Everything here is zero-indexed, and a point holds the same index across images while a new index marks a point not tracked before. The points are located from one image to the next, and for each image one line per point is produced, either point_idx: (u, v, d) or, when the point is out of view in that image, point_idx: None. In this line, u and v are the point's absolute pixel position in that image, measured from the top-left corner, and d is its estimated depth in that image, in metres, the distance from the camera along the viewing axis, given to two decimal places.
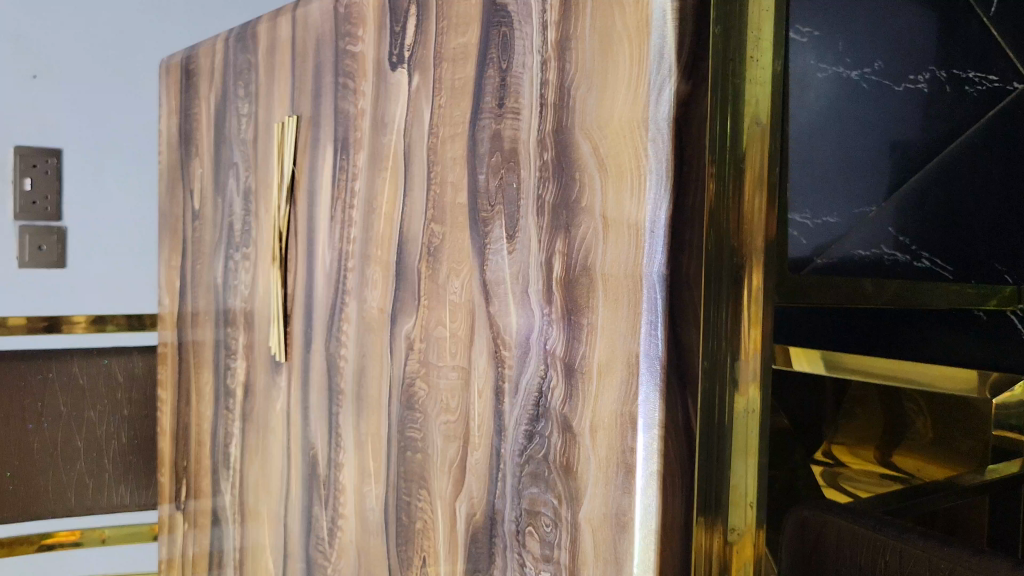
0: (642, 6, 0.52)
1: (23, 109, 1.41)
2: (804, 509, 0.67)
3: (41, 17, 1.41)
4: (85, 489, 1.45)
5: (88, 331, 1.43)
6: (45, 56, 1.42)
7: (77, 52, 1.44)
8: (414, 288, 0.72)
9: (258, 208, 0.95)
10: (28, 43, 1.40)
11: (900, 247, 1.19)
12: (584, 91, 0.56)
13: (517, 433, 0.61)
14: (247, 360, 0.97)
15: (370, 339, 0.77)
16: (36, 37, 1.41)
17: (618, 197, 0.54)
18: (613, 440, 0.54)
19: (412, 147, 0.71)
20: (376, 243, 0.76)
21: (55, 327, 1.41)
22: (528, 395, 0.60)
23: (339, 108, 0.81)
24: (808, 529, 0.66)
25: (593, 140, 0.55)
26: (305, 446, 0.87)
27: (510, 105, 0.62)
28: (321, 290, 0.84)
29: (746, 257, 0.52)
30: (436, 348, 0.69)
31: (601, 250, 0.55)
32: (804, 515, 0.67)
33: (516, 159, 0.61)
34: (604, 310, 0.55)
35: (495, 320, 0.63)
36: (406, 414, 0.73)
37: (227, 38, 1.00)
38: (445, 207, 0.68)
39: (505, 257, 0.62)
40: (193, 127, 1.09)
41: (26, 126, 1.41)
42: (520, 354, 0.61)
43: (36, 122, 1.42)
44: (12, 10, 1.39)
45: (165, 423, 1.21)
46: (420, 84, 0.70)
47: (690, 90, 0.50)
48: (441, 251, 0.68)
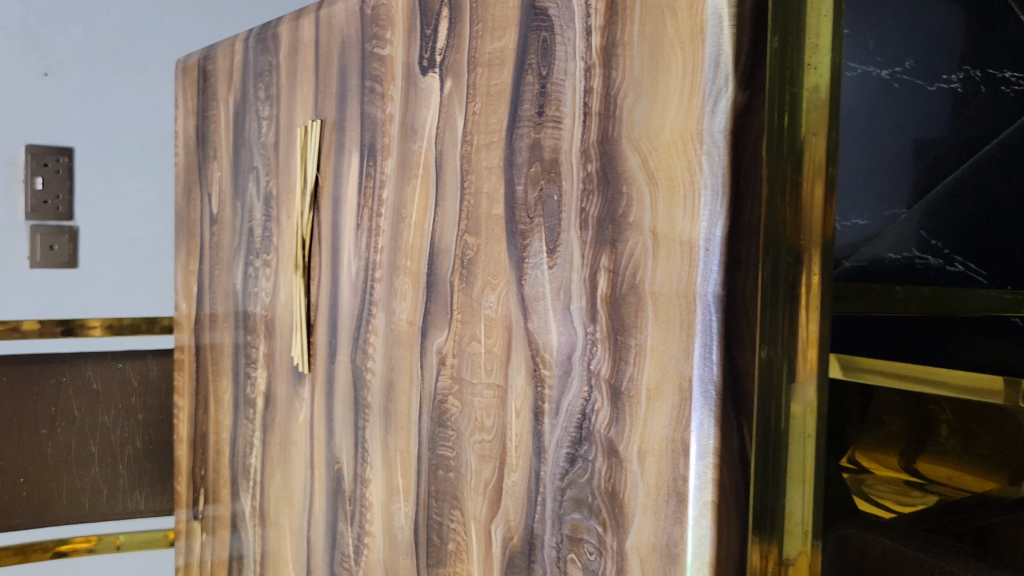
0: (695, 13, 0.50)
1: (34, 106, 1.39)
2: (846, 529, 0.62)
3: (51, 15, 1.39)
4: (98, 495, 1.41)
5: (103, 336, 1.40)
6: (56, 52, 1.39)
7: (90, 48, 1.42)
8: (446, 301, 0.69)
9: (279, 214, 0.92)
10: (38, 39, 1.38)
11: (931, 250, 1.12)
12: (632, 100, 0.53)
13: (558, 455, 0.59)
14: (269, 369, 0.95)
15: (398, 353, 0.75)
16: (47, 33, 1.39)
17: (670, 213, 0.51)
18: (663, 468, 0.52)
19: (445, 156, 0.69)
20: (405, 253, 0.74)
21: (72, 330, 1.38)
22: (570, 417, 0.58)
23: (365, 112, 0.78)
24: (851, 547, 0.62)
25: (643, 151, 0.53)
26: (330, 459, 0.85)
27: (551, 112, 0.59)
28: (346, 301, 0.81)
29: (804, 268, 0.48)
30: (470, 363, 0.67)
31: (651, 268, 0.52)
32: (846, 533, 0.62)
33: (558, 170, 0.59)
34: (654, 331, 0.52)
35: (534, 336, 0.61)
36: (437, 430, 0.70)
37: (247, 39, 0.97)
38: (480, 218, 0.65)
39: (546, 270, 0.60)
40: (211, 129, 1.07)
41: (36, 125, 1.39)
42: (562, 373, 0.58)
43: (47, 119, 1.40)
44: (21, 7, 1.37)
45: (182, 431, 1.18)
46: (453, 89, 0.68)
47: (748, 99, 0.48)
48: (475, 263, 0.66)
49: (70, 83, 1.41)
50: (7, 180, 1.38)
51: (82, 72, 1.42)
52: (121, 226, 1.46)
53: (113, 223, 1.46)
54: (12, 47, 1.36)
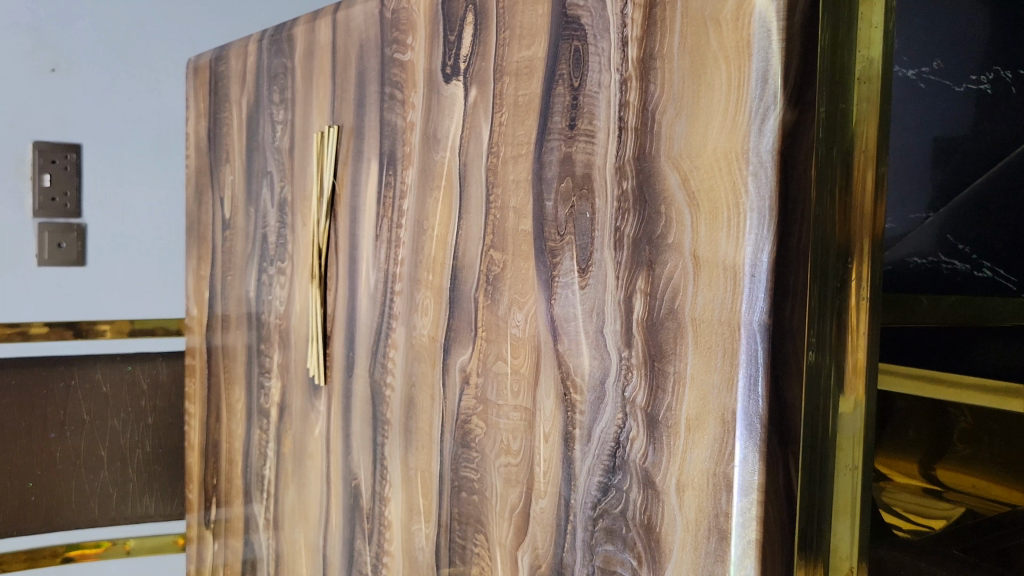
0: (741, 25, 0.47)
1: (42, 102, 1.36)
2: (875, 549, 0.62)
3: (58, 10, 1.37)
4: (108, 499, 1.39)
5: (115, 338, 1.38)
6: (64, 48, 1.37)
7: (98, 45, 1.40)
8: (470, 317, 0.67)
9: (294, 221, 0.90)
10: (46, 35, 1.36)
11: (957, 254, 0.88)
12: (672, 116, 0.51)
13: (590, 484, 0.57)
14: (284, 381, 0.93)
15: (419, 369, 0.72)
16: (54, 29, 1.36)
17: (712, 236, 0.49)
18: (704, 503, 0.49)
19: (469, 168, 0.66)
20: (426, 266, 0.71)
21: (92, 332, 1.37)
22: (603, 444, 0.56)
23: (385, 119, 0.76)
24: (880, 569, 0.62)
25: (682, 170, 0.50)
26: (347, 475, 0.82)
27: (583, 126, 0.57)
28: (364, 314, 0.79)
29: (850, 294, 0.47)
30: (495, 383, 0.64)
31: (691, 294, 0.50)
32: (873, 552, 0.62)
33: (591, 186, 0.56)
34: (694, 359, 0.50)
35: (564, 358, 0.58)
36: (460, 451, 0.68)
37: (261, 40, 0.95)
38: (507, 233, 0.63)
39: (577, 291, 0.57)
40: (222, 132, 1.04)
41: (43, 121, 1.37)
42: (594, 399, 0.56)
43: (55, 116, 1.38)
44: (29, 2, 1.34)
45: (193, 437, 1.16)
46: (478, 98, 0.65)
47: (797, 118, 0.45)
48: (502, 280, 0.63)
49: (78, 80, 1.39)
50: (14, 178, 1.36)
51: (90, 68, 1.39)
52: (130, 226, 1.44)
53: (122, 223, 1.43)
54: (19, 43, 1.34)
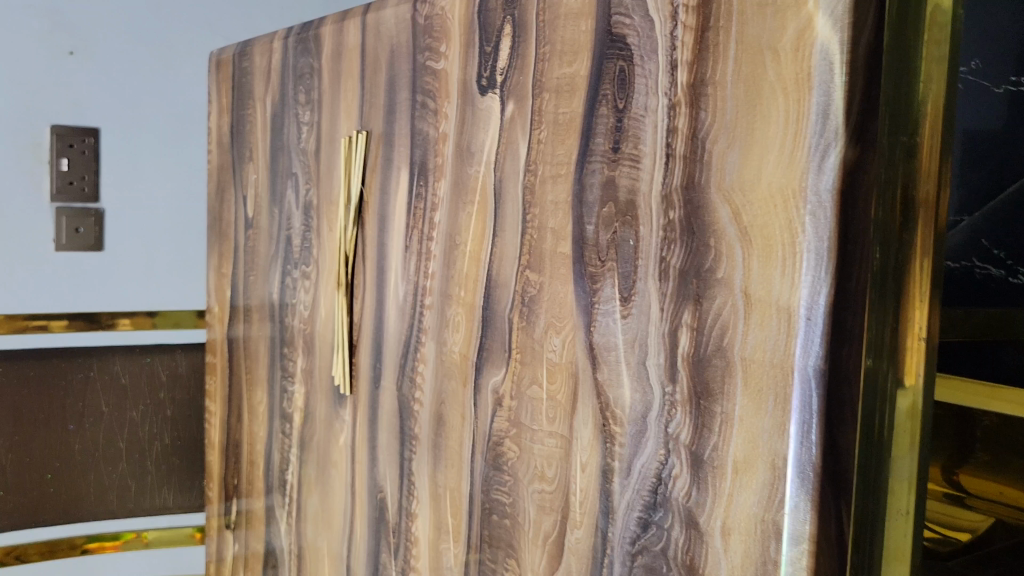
0: (802, 56, 0.45)
1: (60, 87, 1.35)
2: None
3: None
4: (126, 491, 1.39)
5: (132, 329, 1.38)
6: (83, 33, 1.35)
7: (117, 31, 1.38)
8: (503, 338, 0.65)
9: (320, 225, 0.88)
10: (63, 18, 1.34)
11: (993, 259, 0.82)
12: (724, 145, 0.49)
13: (629, 519, 0.55)
14: (307, 386, 0.91)
15: (450, 387, 0.71)
16: (72, 13, 1.34)
17: (765, 274, 0.47)
18: (751, 548, 0.48)
19: (505, 185, 0.65)
20: (458, 282, 0.70)
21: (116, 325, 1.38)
22: (644, 479, 0.54)
23: (416, 128, 0.74)
24: None
25: (734, 204, 0.48)
26: (372, 487, 0.81)
27: (627, 150, 0.55)
28: (392, 326, 0.77)
29: (905, 329, 0.44)
30: (530, 409, 0.63)
31: (741, 333, 0.48)
32: None
33: (635, 212, 0.54)
34: (744, 401, 0.48)
35: (603, 389, 0.57)
36: (491, 473, 0.67)
37: (287, 38, 0.93)
38: (544, 255, 0.61)
39: (618, 320, 0.56)
40: (246, 129, 1.02)
41: (61, 106, 1.35)
42: (635, 433, 0.55)
43: (72, 101, 1.36)
44: None
45: (213, 436, 1.16)
46: (516, 113, 0.63)
47: (859, 155, 0.43)
48: (538, 302, 0.62)
49: (96, 64, 1.37)
50: (32, 162, 1.34)
51: (108, 54, 1.38)
52: (148, 216, 1.42)
53: (140, 213, 1.42)
54: (37, 25, 1.32)
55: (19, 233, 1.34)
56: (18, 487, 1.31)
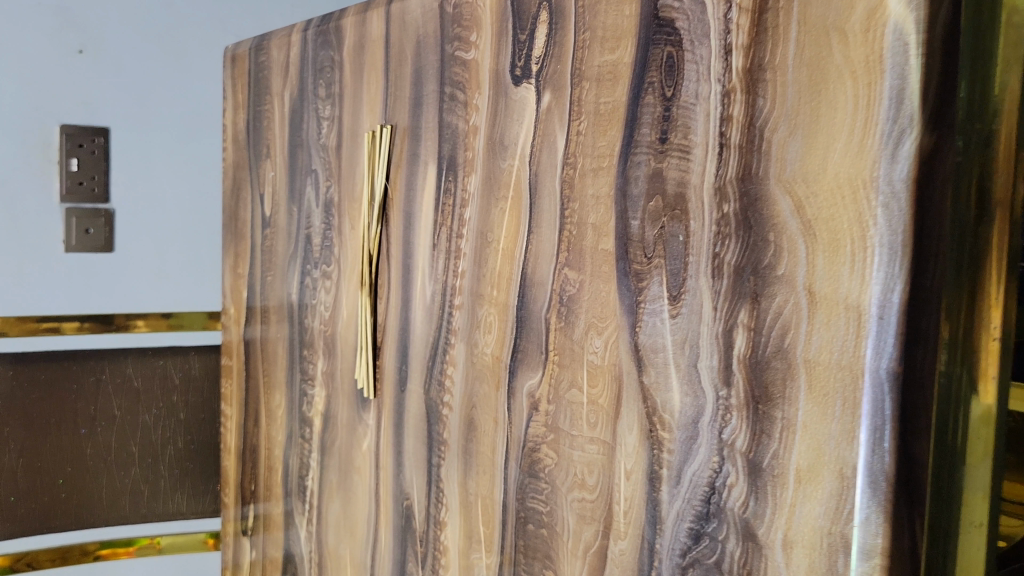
0: (873, 37, 0.42)
1: (69, 85, 1.32)
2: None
3: None
4: (139, 496, 1.38)
5: (152, 330, 1.38)
6: (93, 30, 1.33)
7: (127, 28, 1.35)
8: (540, 339, 0.62)
9: (342, 223, 0.85)
10: (73, 15, 1.31)
11: None
12: (785, 134, 0.46)
13: (679, 530, 0.52)
14: (329, 389, 0.88)
15: (481, 390, 0.68)
16: (82, 10, 1.31)
17: (831, 269, 0.44)
18: (817, 562, 0.45)
19: (541, 178, 0.62)
20: (490, 281, 0.67)
21: (130, 325, 1.36)
22: (695, 488, 0.51)
23: (445, 121, 0.71)
24: None
25: (796, 196, 0.45)
26: (398, 494, 0.78)
27: (677, 140, 0.52)
28: (420, 327, 0.75)
29: (981, 331, 0.41)
30: (569, 413, 0.60)
31: (805, 334, 0.45)
32: None
33: (685, 206, 0.51)
34: (807, 405, 0.45)
35: (650, 393, 0.54)
36: (527, 480, 0.64)
37: (306, 30, 0.90)
38: (585, 251, 0.58)
39: (667, 320, 0.53)
40: (263, 125, 0.99)
41: (70, 104, 1.32)
42: (686, 439, 0.52)
43: (83, 99, 1.33)
44: None
45: (229, 440, 1.13)
46: (553, 104, 0.60)
47: (937, 143, 0.41)
48: (578, 302, 0.59)
49: (107, 62, 1.34)
50: (42, 162, 1.31)
51: (118, 51, 1.35)
52: (159, 216, 1.40)
53: (151, 212, 1.39)
54: (46, 22, 1.29)
55: (28, 234, 1.31)
56: (28, 492, 1.30)
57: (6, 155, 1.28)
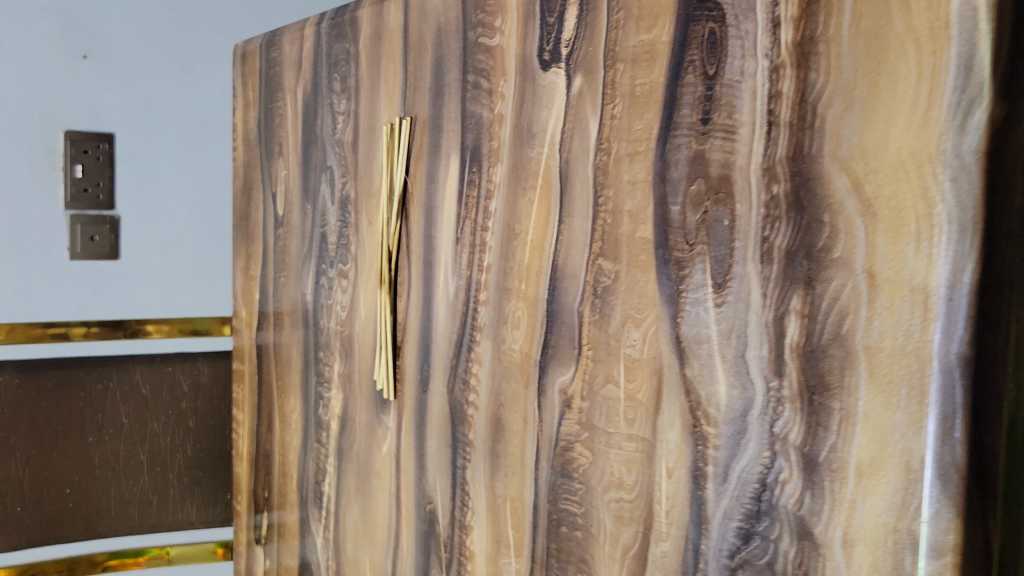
0: (937, 3, 0.40)
1: (73, 90, 1.29)
2: None
3: None
4: (148, 506, 1.36)
5: (162, 334, 1.35)
6: (97, 33, 1.30)
7: (133, 30, 1.32)
8: (572, 334, 0.60)
9: (359, 220, 0.83)
10: (77, 19, 1.28)
11: None
12: (840, 109, 0.44)
13: (726, 530, 0.50)
14: (346, 392, 0.86)
15: (510, 389, 0.65)
16: (87, 13, 1.29)
17: (894, 250, 0.42)
18: (881, 561, 0.42)
19: (573, 166, 0.59)
20: (518, 274, 0.64)
21: (138, 333, 1.34)
22: (744, 485, 0.49)
23: (468, 111, 0.69)
24: None
25: (854, 174, 0.43)
26: (421, 498, 0.76)
27: (720, 120, 0.49)
28: (442, 324, 0.72)
29: None
30: (605, 410, 0.57)
31: (865, 319, 0.43)
32: None
33: (731, 188, 0.49)
34: (869, 394, 0.43)
35: (693, 386, 0.51)
36: (559, 481, 0.61)
37: (319, 23, 0.88)
38: (621, 241, 0.56)
39: (711, 309, 0.50)
40: (275, 123, 0.97)
41: (74, 109, 1.29)
42: (733, 434, 0.49)
43: (87, 105, 1.30)
44: None
45: (241, 447, 1.11)
46: (584, 88, 0.58)
47: (1006, 116, 0.39)
48: (613, 293, 0.56)
49: (111, 66, 1.31)
50: (46, 168, 1.28)
51: (123, 56, 1.32)
52: (166, 222, 1.37)
53: (157, 218, 1.36)
54: (49, 27, 1.26)
55: (33, 243, 1.28)
56: (36, 502, 1.28)
57: (9, 162, 1.25)
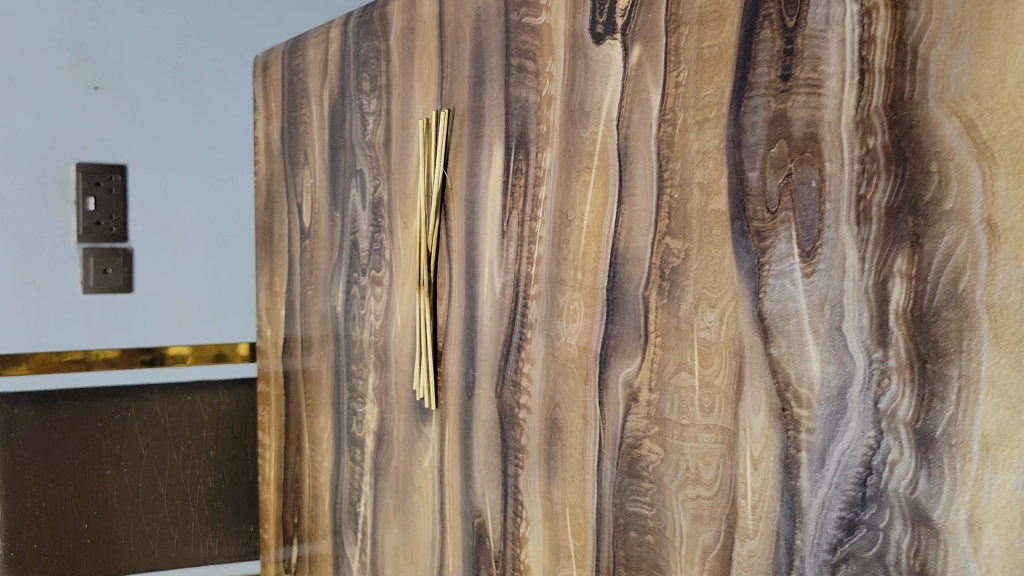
0: None
1: (84, 122, 1.24)
2: None
3: (97, 24, 1.24)
4: (169, 540, 1.32)
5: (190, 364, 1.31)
6: (108, 65, 1.25)
7: (144, 62, 1.27)
8: (637, 321, 0.56)
9: (393, 223, 0.79)
10: (86, 50, 1.23)
11: None
12: (946, 46, 0.40)
13: (825, 522, 0.45)
14: (382, 406, 0.82)
15: (566, 386, 0.61)
16: (95, 43, 1.24)
17: (1018, 195, 0.37)
18: (1016, 544, 0.38)
19: (633, 142, 0.55)
20: (572, 263, 0.60)
21: (158, 359, 1.29)
22: (845, 472, 0.44)
23: (513, 97, 0.65)
24: None
25: (966, 116, 0.39)
26: (468, 511, 0.71)
27: (804, 75, 0.46)
28: (488, 324, 0.68)
29: None
30: (677, 400, 0.53)
31: (986, 275, 0.38)
32: None
33: (818, 146, 0.45)
34: (993, 357, 0.38)
35: (781, 365, 0.47)
36: (626, 481, 0.57)
37: (346, 23, 0.85)
38: (691, 216, 0.52)
39: (799, 280, 0.46)
40: (300, 131, 0.94)
41: (85, 142, 1.24)
42: (829, 415, 0.45)
43: (98, 137, 1.25)
44: (64, 14, 1.22)
45: (268, 472, 1.07)
46: (644, 58, 0.55)
47: None
48: (684, 273, 0.52)
49: (123, 98, 1.26)
50: (58, 201, 1.23)
51: (134, 89, 1.26)
52: (181, 256, 1.31)
53: (171, 253, 1.30)
54: (58, 58, 1.22)
55: (45, 278, 1.23)
56: (53, 538, 1.25)
57: (19, 198, 1.21)
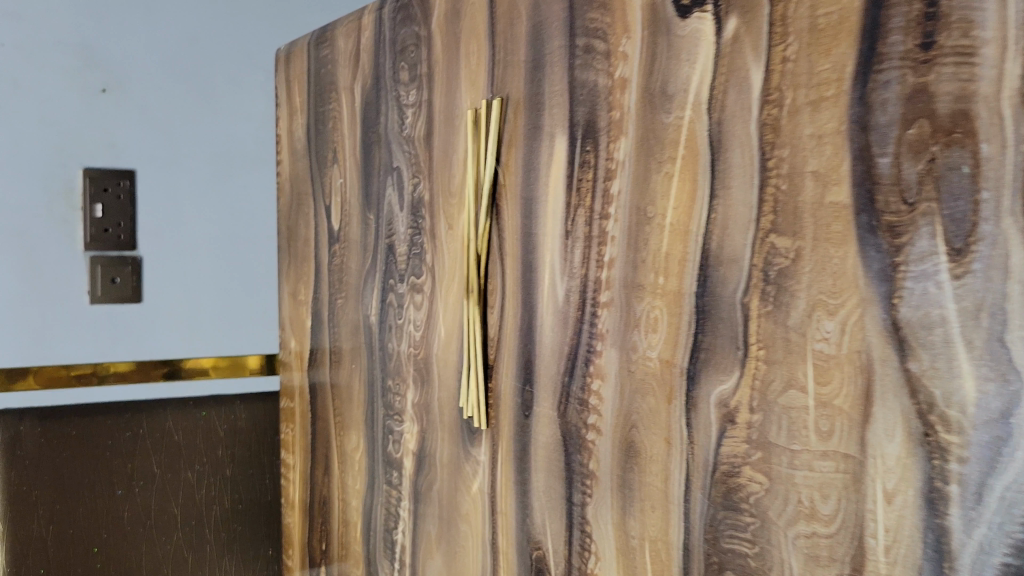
0: None
1: (93, 126, 1.17)
2: None
3: (106, 23, 1.17)
4: (182, 564, 1.25)
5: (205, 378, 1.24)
6: (117, 66, 1.18)
7: (155, 63, 1.20)
8: (733, 332, 0.49)
9: (435, 224, 0.72)
10: (96, 52, 1.16)
11: None
12: None
13: (984, 568, 0.38)
14: (423, 424, 0.75)
15: (645, 405, 0.54)
16: (104, 43, 1.17)
17: None
18: None
19: (728, 128, 0.49)
20: (652, 266, 0.53)
21: (175, 372, 1.23)
22: (1011, 511, 0.37)
23: (578, 81, 0.58)
24: None
25: None
26: (525, 542, 0.64)
27: (951, 41, 0.38)
28: (550, 334, 0.61)
29: None
30: (785, 423, 0.46)
31: None
32: None
33: (971, 125, 0.38)
34: None
35: (922, 383, 0.40)
36: (720, 515, 0.50)
37: (380, 8, 0.78)
38: (803, 211, 0.45)
39: (946, 283, 0.39)
40: (329, 128, 0.87)
41: (93, 147, 1.17)
42: (990, 442, 0.38)
43: (108, 141, 1.18)
44: (72, 14, 1.15)
45: (292, 494, 1.00)
46: (741, 31, 0.48)
47: None
48: (793, 276, 0.46)
49: (133, 101, 1.19)
50: (64, 210, 1.16)
51: (145, 91, 1.20)
52: (194, 265, 1.24)
53: (183, 263, 1.23)
54: (64, 59, 1.15)
55: (50, 289, 1.15)
56: (60, 564, 1.17)
57: (24, 207, 1.13)
